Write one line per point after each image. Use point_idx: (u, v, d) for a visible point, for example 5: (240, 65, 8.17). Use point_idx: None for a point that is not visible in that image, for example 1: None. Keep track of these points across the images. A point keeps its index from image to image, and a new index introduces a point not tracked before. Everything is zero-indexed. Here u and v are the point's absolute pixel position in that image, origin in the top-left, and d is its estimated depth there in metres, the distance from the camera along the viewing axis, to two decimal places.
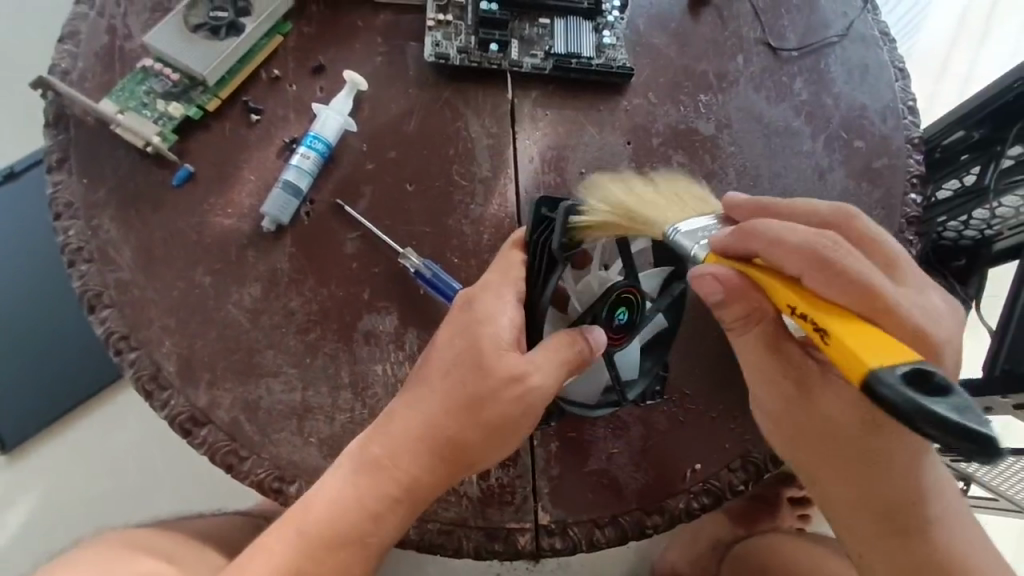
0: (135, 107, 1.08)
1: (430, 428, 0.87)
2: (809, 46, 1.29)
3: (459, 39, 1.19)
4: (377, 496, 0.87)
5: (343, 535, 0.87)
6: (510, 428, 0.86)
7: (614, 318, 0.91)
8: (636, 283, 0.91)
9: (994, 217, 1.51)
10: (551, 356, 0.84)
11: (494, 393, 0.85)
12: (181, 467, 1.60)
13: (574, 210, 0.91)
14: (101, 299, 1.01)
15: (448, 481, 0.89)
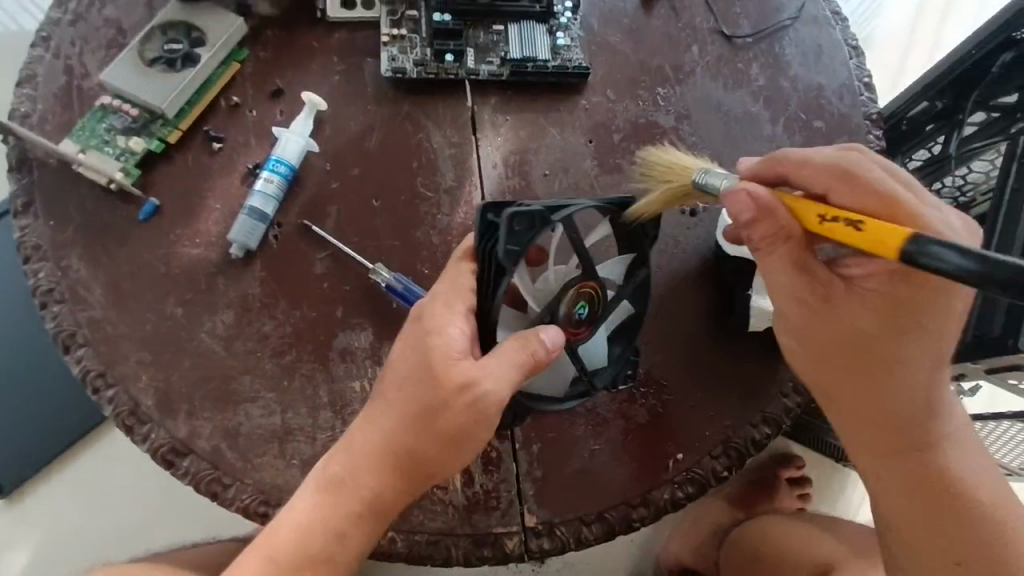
0: (97, 146, 1.09)
1: (387, 441, 0.87)
2: (762, 32, 1.30)
3: (415, 52, 1.19)
4: (346, 514, 0.87)
5: (312, 555, 0.87)
6: (463, 437, 0.85)
7: (575, 313, 0.92)
8: (593, 276, 0.92)
9: (965, 183, 1.53)
10: (504, 360, 0.84)
11: (446, 401, 0.84)
12: (169, 503, 1.60)
13: (516, 215, 0.86)
14: (75, 339, 1.02)
15: (408, 494, 0.88)
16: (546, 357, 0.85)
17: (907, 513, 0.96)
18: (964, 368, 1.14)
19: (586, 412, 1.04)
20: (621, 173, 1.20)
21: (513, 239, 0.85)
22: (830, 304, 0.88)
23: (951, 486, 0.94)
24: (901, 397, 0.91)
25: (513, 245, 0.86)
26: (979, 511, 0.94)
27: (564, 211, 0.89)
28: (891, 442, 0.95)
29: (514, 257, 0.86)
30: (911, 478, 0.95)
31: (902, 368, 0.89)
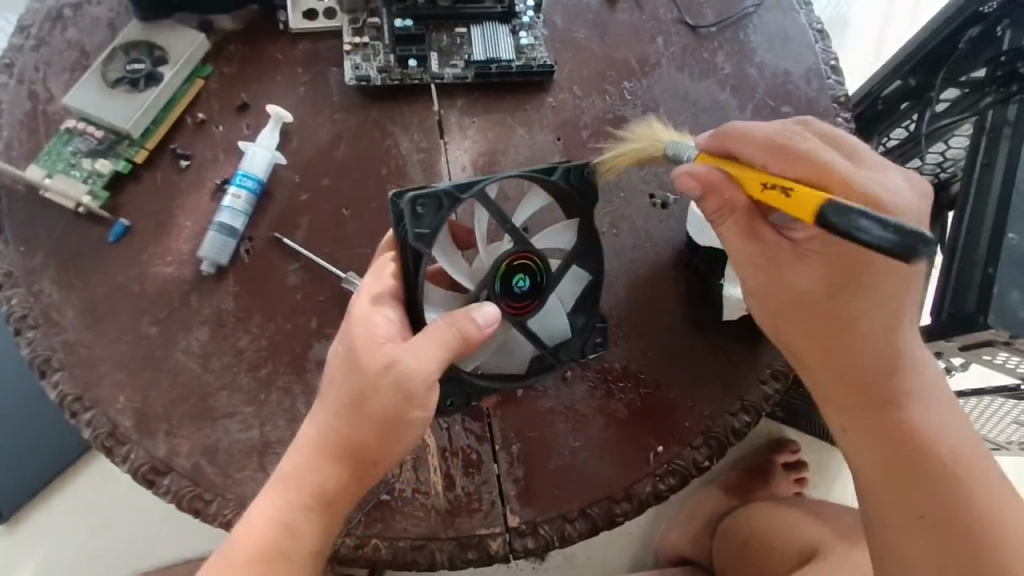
0: (63, 169, 1.09)
1: (325, 431, 0.86)
2: (726, 20, 1.30)
3: (379, 59, 1.19)
4: (292, 510, 0.86)
5: (259, 557, 0.84)
6: (397, 420, 0.84)
7: (514, 287, 0.92)
8: (526, 248, 0.91)
9: (946, 159, 1.53)
10: (430, 338, 0.83)
11: (373, 383, 0.84)
12: (155, 519, 1.60)
13: (418, 198, 0.87)
14: (51, 363, 1.02)
15: (353, 486, 0.87)
16: (473, 332, 0.84)
17: (882, 481, 0.89)
18: (940, 347, 1.16)
19: (565, 409, 1.04)
20: None
21: (421, 222, 0.87)
22: (782, 270, 0.90)
23: (930, 454, 0.88)
24: (863, 352, 0.90)
25: (422, 228, 0.87)
26: (965, 484, 0.86)
27: (475, 187, 0.89)
28: (857, 401, 0.91)
29: (426, 240, 0.87)
30: (884, 442, 0.90)
31: (862, 321, 0.89)
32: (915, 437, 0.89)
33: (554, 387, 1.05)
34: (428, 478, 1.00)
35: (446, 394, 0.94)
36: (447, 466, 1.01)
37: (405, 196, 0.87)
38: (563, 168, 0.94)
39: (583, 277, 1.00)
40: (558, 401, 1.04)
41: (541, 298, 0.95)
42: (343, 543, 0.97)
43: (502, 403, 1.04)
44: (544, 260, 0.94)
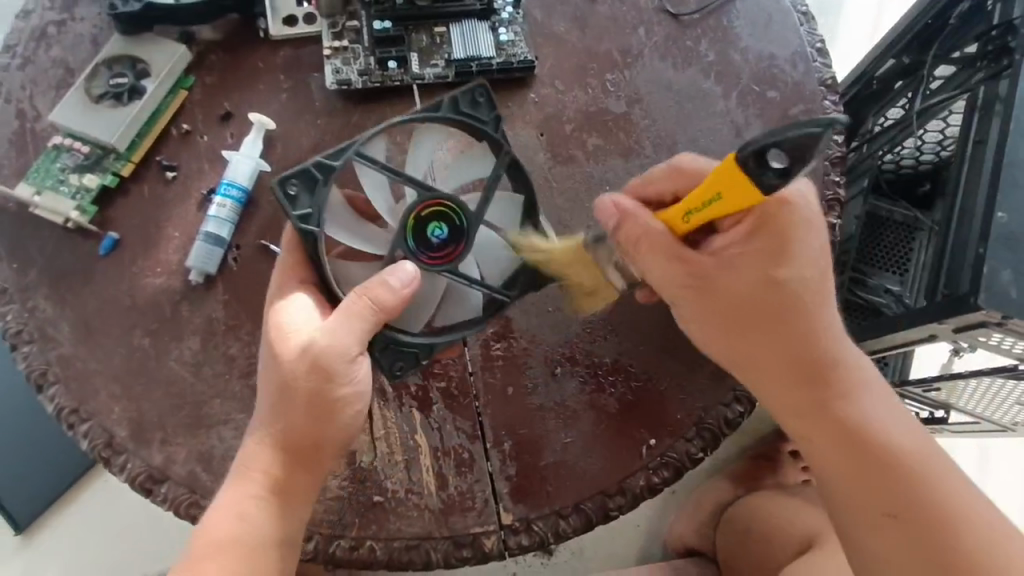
0: (51, 186, 1.10)
1: (265, 421, 0.87)
2: (708, 6, 1.28)
3: (359, 61, 1.19)
4: (246, 501, 0.86)
5: (219, 548, 0.84)
6: (326, 399, 0.86)
7: (433, 237, 0.93)
8: (428, 194, 0.91)
9: (945, 137, 1.44)
10: (344, 314, 0.85)
11: (295, 368, 0.85)
12: (160, 528, 1.63)
13: (289, 177, 0.87)
14: (47, 377, 1.04)
15: (299, 473, 0.87)
16: (386, 298, 0.85)
17: (845, 479, 0.89)
18: (934, 330, 1.13)
19: (556, 406, 1.04)
20: (575, 163, 1.19)
21: (299, 203, 0.87)
22: (711, 283, 0.91)
23: (880, 445, 0.89)
24: (803, 349, 0.91)
25: (303, 207, 0.87)
26: (922, 470, 0.87)
27: (346, 152, 0.89)
28: (805, 399, 0.92)
29: (312, 217, 0.87)
30: (840, 440, 0.90)
31: (798, 319, 0.91)
32: (864, 430, 0.90)
33: (544, 385, 1.05)
34: (421, 478, 1.00)
35: (393, 357, 0.94)
36: (439, 467, 1.01)
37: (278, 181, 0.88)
38: (450, 97, 0.93)
39: (515, 202, 1.00)
40: (549, 398, 1.04)
41: (468, 239, 0.94)
42: (338, 545, 0.98)
43: (493, 400, 1.04)
44: (455, 200, 0.92)
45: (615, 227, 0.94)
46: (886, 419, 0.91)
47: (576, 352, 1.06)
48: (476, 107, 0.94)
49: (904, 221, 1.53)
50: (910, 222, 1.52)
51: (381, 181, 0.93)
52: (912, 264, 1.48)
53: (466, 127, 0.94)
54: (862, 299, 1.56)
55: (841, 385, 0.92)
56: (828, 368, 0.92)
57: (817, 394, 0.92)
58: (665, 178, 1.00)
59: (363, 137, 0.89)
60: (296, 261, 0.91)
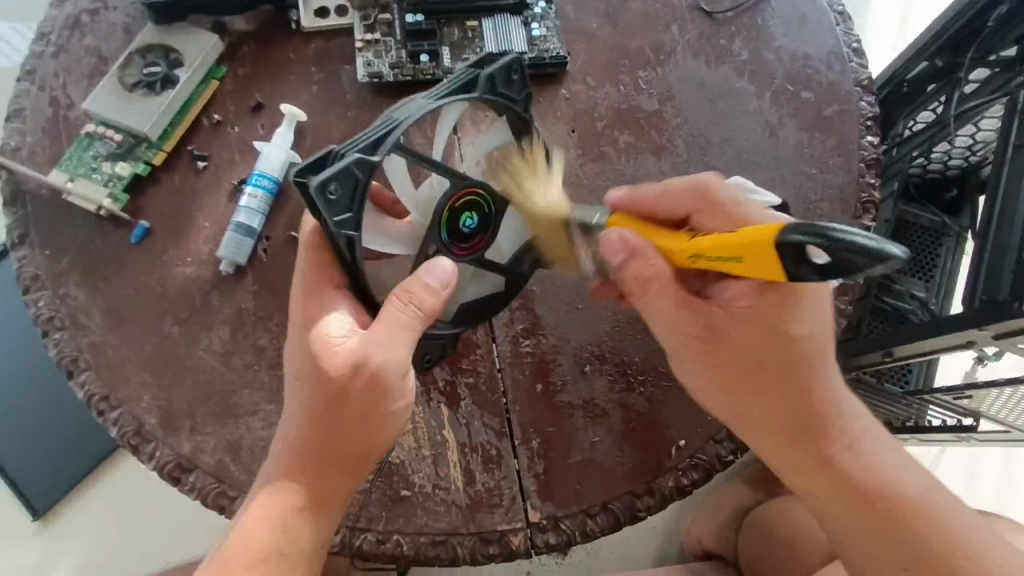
0: (84, 174, 1.11)
1: (305, 434, 0.87)
2: (743, 5, 1.27)
3: (390, 55, 1.19)
4: (288, 511, 0.87)
5: (261, 557, 0.86)
6: (376, 411, 0.86)
7: (463, 227, 0.92)
8: (461, 185, 0.90)
9: (975, 143, 1.48)
10: (391, 322, 0.84)
11: (346, 383, 0.85)
12: (179, 516, 1.63)
13: (327, 178, 0.77)
14: (78, 364, 1.04)
15: (346, 481, 0.88)
16: (431, 304, 0.84)
17: (856, 535, 0.88)
18: (971, 335, 1.11)
19: (585, 403, 1.03)
20: (606, 160, 1.18)
21: (339, 208, 0.79)
22: (717, 336, 0.89)
23: (892, 501, 0.87)
24: (807, 405, 0.89)
25: (342, 212, 0.79)
26: (934, 526, 0.85)
27: (385, 143, 0.82)
28: (811, 455, 0.90)
29: (353, 223, 0.80)
30: (850, 495, 0.89)
31: (803, 376, 0.89)
32: (873, 485, 0.88)
33: (573, 382, 1.04)
34: (449, 473, 1.00)
35: (423, 350, 0.96)
36: (467, 462, 1.01)
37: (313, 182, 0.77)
38: (485, 75, 0.91)
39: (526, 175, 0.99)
40: (578, 395, 1.03)
41: (490, 228, 0.95)
42: (365, 538, 0.98)
43: (522, 397, 1.03)
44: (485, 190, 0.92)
45: (620, 264, 0.86)
46: (896, 473, 0.89)
47: (605, 349, 1.05)
48: (509, 85, 0.93)
49: (932, 227, 1.61)
50: (937, 228, 1.60)
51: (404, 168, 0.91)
52: (937, 269, 1.58)
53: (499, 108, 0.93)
54: (890, 304, 1.54)
55: (846, 438, 0.90)
56: (831, 422, 0.90)
57: (824, 451, 0.90)
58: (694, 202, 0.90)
59: (402, 127, 0.83)
60: (332, 272, 0.87)
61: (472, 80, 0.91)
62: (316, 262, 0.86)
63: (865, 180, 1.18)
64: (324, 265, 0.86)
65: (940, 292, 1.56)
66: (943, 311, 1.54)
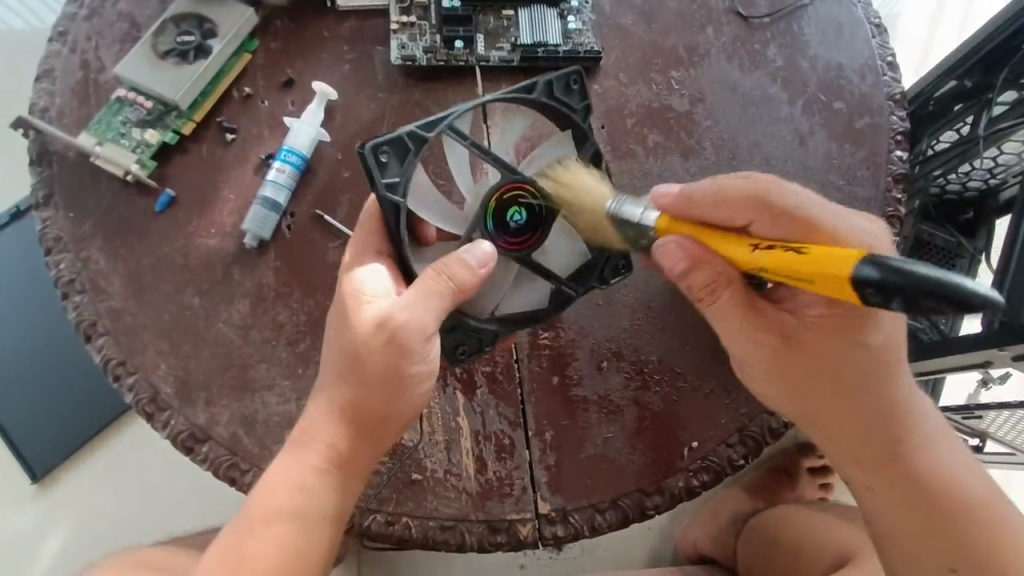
0: (113, 138, 1.10)
1: (336, 394, 0.88)
2: (780, 11, 1.26)
3: (425, 39, 1.18)
4: (311, 471, 0.87)
5: (282, 512, 0.87)
6: (398, 374, 0.86)
7: (510, 221, 0.94)
8: (512, 178, 0.92)
9: (997, 166, 1.44)
10: (423, 291, 0.85)
11: (370, 346, 0.85)
12: (179, 486, 1.64)
13: (382, 143, 0.86)
14: (96, 328, 1.04)
15: (367, 444, 0.89)
16: (465, 280, 0.85)
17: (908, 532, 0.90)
18: (990, 354, 1.11)
19: (599, 399, 1.03)
20: (635, 158, 1.18)
21: (389, 170, 0.86)
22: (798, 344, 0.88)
23: (958, 505, 0.89)
24: (880, 409, 0.89)
25: (392, 175, 0.86)
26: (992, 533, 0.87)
27: (439, 122, 0.89)
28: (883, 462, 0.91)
29: (398, 185, 0.87)
30: (910, 501, 0.90)
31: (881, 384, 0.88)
32: (939, 487, 0.89)
33: (589, 377, 1.04)
34: (461, 460, 1.00)
35: (456, 341, 0.95)
36: (478, 450, 1.01)
37: (368, 146, 0.86)
38: (543, 82, 0.94)
39: None
40: (594, 390, 1.04)
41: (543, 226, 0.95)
42: (374, 519, 0.98)
43: (539, 388, 1.04)
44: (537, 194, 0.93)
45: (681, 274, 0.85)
46: (964, 478, 0.90)
47: (625, 347, 1.05)
48: (568, 94, 0.95)
49: (946, 247, 1.58)
50: (950, 249, 1.58)
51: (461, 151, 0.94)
52: None
53: (555, 112, 0.95)
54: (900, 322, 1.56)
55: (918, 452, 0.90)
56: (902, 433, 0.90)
57: (894, 457, 0.90)
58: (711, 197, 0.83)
59: (456, 112, 0.90)
60: (380, 241, 0.91)
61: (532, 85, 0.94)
62: (370, 227, 0.91)
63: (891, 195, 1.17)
64: (375, 230, 0.91)
65: (950, 313, 1.54)
66: (952, 333, 1.51)
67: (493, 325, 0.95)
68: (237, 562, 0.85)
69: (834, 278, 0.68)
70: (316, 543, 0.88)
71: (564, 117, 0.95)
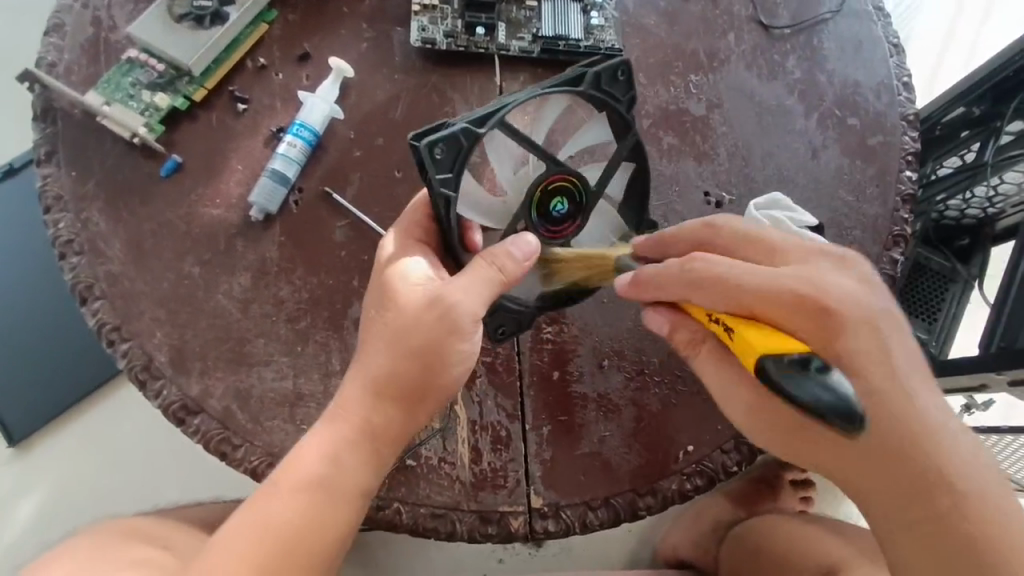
0: (121, 99, 1.08)
1: (371, 369, 0.87)
2: (801, 23, 1.27)
3: (446, 23, 1.17)
4: (341, 442, 0.86)
5: (308, 483, 0.86)
6: (438, 351, 0.86)
7: (552, 210, 0.95)
8: (555, 172, 0.92)
9: (996, 195, 1.46)
10: (471, 274, 0.85)
11: (417, 321, 0.85)
12: (161, 456, 1.61)
13: (435, 140, 0.83)
14: (92, 291, 1.01)
15: (403, 420, 0.88)
16: (511, 267, 0.86)
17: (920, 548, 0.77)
18: (986, 378, 1.13)
19: (599, 396, 1.03)
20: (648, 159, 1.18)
21: (441, 167, 0.85)
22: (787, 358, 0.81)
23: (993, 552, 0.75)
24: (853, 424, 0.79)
25: (444, 171, 0.85)
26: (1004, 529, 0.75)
27: (493, 119, 0.86)
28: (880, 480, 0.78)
29: (452, 184, 0.86)
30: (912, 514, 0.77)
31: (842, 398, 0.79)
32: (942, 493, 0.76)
33: (589, 374, 1.04)
34: (456, 449, 1.00)
35: (498, 321, 0.96)
36: (475, 440, 1.00)
37: (421, 141, 0.84)
38: (592, 72, 0.90)
39: (627, 170, 1.00)
40: (593, 388, 1.03)
41: (581, 216, 0.97)
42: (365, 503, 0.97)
43: (540, 381, 1.03)
44: (580, 184, 0.95)
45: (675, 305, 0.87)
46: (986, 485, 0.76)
47: (627, 347, 1.05)
48: (614, 84, 0.92)
49: (941, 271, 1.60)
50: (946, 273, 1.60)
51: (506, 146, 0.91)
52: (941, 314, 1.57)
53: (602, 104, 0.92)
54: None
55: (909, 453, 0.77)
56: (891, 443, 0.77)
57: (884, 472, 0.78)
58: (678, 275, 0.83)
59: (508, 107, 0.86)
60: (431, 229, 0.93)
61: (581, 74, 0.91)
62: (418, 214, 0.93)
63: (899, 214, 1.18)
64: (423, 220, 0.93)
65: (941, 337, 1.55)
66: (941, 354, 1.54)
67: (529, 306, 0.97)
68: (255, 524, 0.84)
69: (766, 339, 0.77)
70: (338, 519, 0.86)
71: (614, 111, 0.93)
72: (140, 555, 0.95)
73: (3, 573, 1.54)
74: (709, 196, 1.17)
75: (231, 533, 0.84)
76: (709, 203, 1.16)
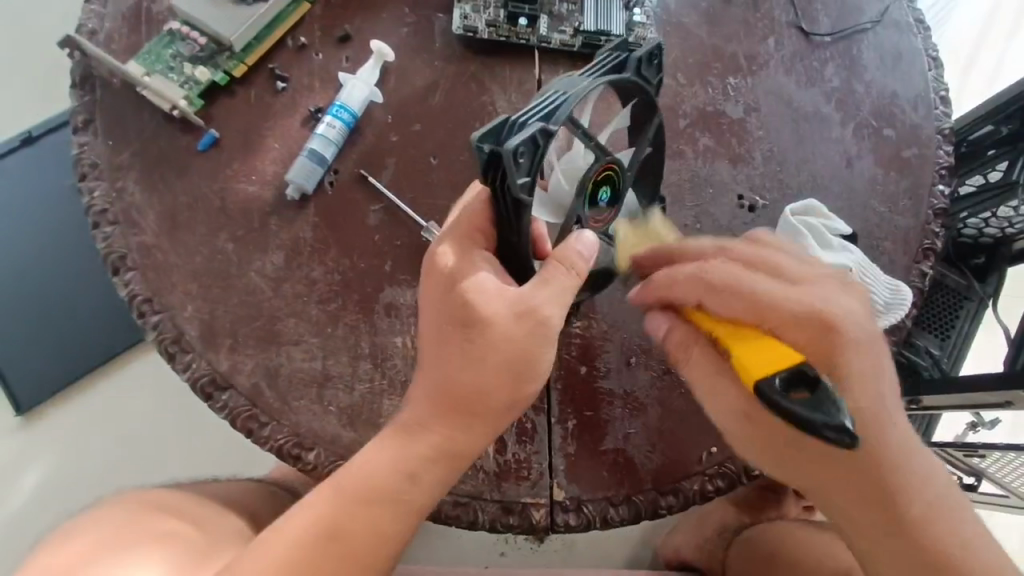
0: (161, 71, 1.08)
1: (444, 382, 0.86)
2: (841, 31, 1.26)
3: (488, 11, 1.16)
4: (405, 449, 0.86)
5: (372, 493, 0.85)
6: (520, 365, 0.85)
7: (597, 199, 0.94)
8: (608, 160, 0.91)
9: (1016, 216, 1.43)
10: (552, 283, 0.85)
11: (503, 337, 0.84)
12: (174, 431, 1.61)
13: (521, 143, 0.76)
14: (125, 262, 1.01)
15: (473, 434, 0.87)
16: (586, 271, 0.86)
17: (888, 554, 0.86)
18: (1014, 396, 1.12)
19: (625, 394, 1.03)
20: (683, 159, 1.18)
21: (523, 172, 0.78)
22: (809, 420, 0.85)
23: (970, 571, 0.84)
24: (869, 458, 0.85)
25: (524, 176, 0.78)
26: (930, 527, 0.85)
27: (561, 115, 0.80)
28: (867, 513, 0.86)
29: (530, 188, 0.80)
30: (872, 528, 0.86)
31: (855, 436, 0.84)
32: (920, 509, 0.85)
33: (616, 371, 1.04)
34: None
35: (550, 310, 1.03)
36: (501, 431, 1.00)
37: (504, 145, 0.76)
38: (634, 58, 0.90)
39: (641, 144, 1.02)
40: (620, 385, 1.03)
41: (618, 200, 0.98)
42: None
43: (566, 375, 1.03)
44: (620, 169, 0.94)
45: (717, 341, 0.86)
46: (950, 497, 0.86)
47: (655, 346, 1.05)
48: (649, 68, 0.92)
49: (956, 287, 1.57)
50: (961, 290, 1.57)
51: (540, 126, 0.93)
52: (954, 331, 1.54)
53: (641, 93, 0.93)
54: (908, 358, 1.50)
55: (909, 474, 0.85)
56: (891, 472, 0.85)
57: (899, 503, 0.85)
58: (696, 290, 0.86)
59: (575, 100, 0.82)
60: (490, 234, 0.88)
61: (621, 61, 0.90)
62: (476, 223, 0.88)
63: (930, 227, 1.18)
64: (484, 227, 0.88)
65: (953, 353, 1.53)
66: (950, 371, 1.52)
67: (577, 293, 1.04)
68: (326, 538, 0.83)
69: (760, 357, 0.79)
70: (400, 525, 0.86)
71: (646, 97, 0.94)
72: (162, 527, 0.95)
73: (14, 538, 1.55)
74: (743, 199, 1.17)
75: (290, 540, 0.83)
76: (742, 206, 1.16)
